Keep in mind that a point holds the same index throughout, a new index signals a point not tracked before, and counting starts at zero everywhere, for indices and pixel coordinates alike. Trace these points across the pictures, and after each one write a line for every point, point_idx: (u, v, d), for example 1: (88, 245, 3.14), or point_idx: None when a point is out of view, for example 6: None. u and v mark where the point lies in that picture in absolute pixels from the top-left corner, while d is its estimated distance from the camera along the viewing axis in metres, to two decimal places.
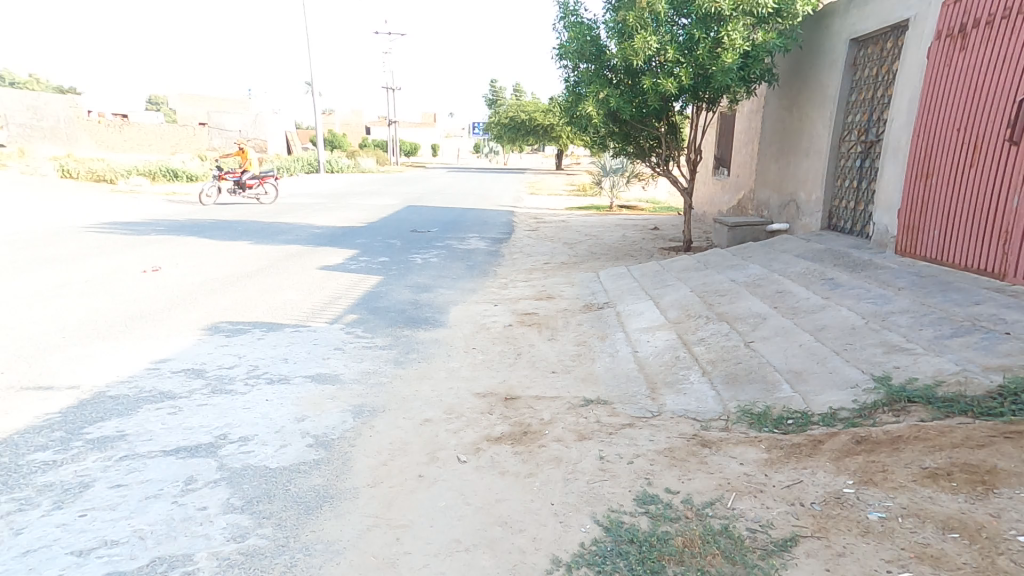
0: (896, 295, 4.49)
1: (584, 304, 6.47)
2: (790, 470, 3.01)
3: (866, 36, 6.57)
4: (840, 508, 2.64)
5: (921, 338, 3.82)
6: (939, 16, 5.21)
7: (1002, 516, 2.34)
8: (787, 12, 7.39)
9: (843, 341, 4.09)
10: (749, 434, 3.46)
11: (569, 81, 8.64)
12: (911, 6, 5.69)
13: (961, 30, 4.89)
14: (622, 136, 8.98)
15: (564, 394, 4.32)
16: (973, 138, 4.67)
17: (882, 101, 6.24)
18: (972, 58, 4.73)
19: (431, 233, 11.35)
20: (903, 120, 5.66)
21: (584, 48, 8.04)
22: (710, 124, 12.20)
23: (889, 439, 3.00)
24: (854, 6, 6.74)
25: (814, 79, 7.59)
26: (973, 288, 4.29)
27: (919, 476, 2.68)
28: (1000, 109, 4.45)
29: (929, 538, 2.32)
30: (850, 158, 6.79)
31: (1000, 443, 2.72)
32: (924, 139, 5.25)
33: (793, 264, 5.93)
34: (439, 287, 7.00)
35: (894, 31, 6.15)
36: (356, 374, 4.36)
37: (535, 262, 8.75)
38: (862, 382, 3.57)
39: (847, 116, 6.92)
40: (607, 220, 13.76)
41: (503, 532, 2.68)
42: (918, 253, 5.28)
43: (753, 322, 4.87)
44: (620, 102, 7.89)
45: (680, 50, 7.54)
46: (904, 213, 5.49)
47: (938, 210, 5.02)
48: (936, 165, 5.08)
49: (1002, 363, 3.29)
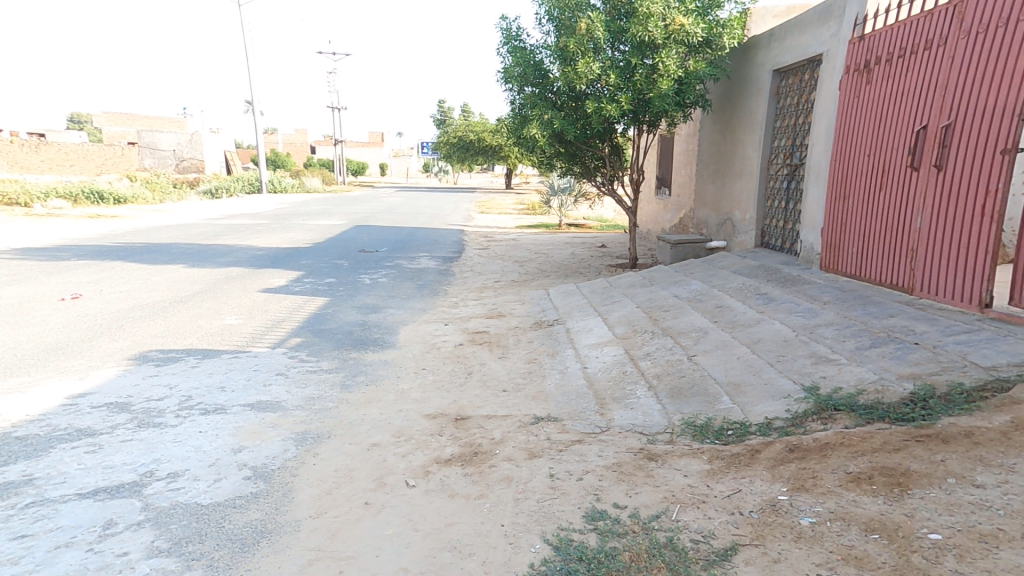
0: (822, 308, 4.78)
1: (534, 321, 6.54)
2: (730, 480, 3.15)
3: (787, 67, 7.07)
4: (776, 515, 2.77)
5: (844, 348, 4.07)
6: (847, 52, 5.68)
7: (915, 515, 2.52)
8: (715, 42, 7.83)
9: (776, 353, 4.31)
10: (692, 446, 3.60)
11: (514, 103, 8.80)
12: (825, 41, 6.19)
13: (866, 65, 5.35)
14: (569, 156, 9.18)
15: (515, 412, 4.32)
16: (882, 164, 5.07)
17: (803, 128, 6.71)
18: (877, 92, 5.17)
19: (380, 252, 11.21)
20: (822, 146, 6.10)
21: (527, 72, 8.25)
22: (651, 145, 12.74)
23: (818, 446, 3.20)
24: (775, 40, 7.25)
25: (744, 105, 8.08)
26: (886, 302, 4.62)
27: (845, 480, 2.86)
28: (901, 138, 4.88)
29: (853, 540, 2.47)
30: (778, 180, 7.23)
31: (913, 446, 2.94)
32: (841, 163, 5.66)
33: (731, 280, 6.22)
34: (389, 307, 6.92)
35: (811, 64, 6.65)
36: (300, 401, 4.20)
37: (485, 280, 8.79)
38: (794, 392, 3.77)
39: (774, 141, 7.39)
40: (557, 237, 14.13)
41: (452, 557, 2.64)
42: (840, 269, 5.64)
43: (695, 336, 5.05)
44: (563, 124, 8.11)
45: (620, 76, 7.82)
46: (826, 231, 5.87)
47: (856, 230, 5.40)
48: (853, 187, 5.48)
49: (914, 372, 3.53)
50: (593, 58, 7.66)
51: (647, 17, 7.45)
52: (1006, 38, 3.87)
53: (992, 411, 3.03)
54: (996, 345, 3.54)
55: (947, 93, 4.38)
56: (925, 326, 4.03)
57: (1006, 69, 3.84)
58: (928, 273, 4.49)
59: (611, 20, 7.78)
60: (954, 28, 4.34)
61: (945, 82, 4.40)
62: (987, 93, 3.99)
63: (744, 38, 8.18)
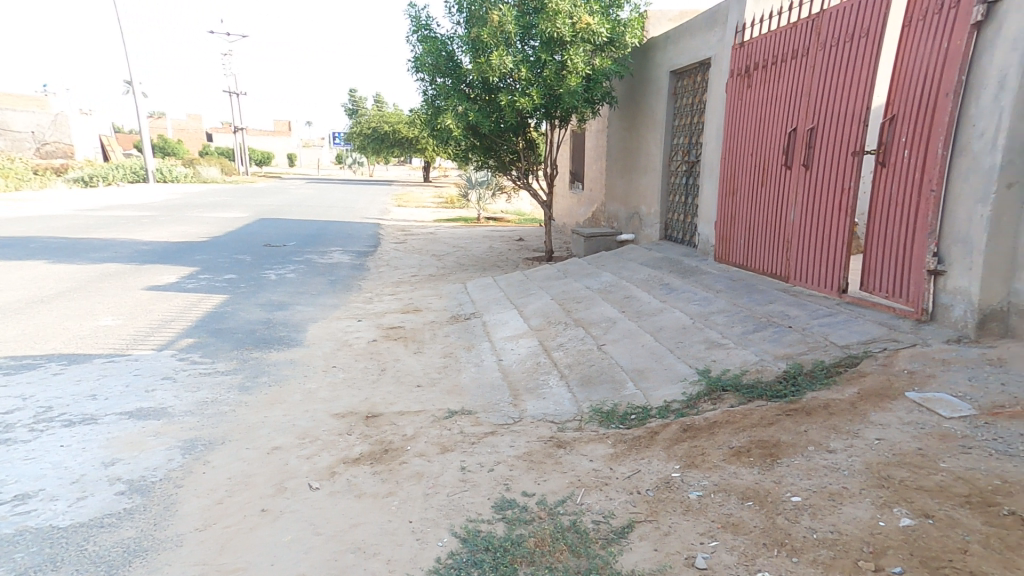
0: (715, 297, 5.13)
1: (451, 315, 6.51)
2: (630, 462, 3.31)
3: (683, 69, 7.47)
4: (669, 491, 2.94)
5: (733, 333, 4.39)
6: (731, 58, 6.08)
7: (782, 481, 2.78)
8: (618, 41, 8.10)
9: (676, 339, 4.57)
10: (599, 432, 3.74)
11: (426, 93, 8.69)
12: (713, 46, 6.62)
13: (748, 71, 5.76)
14: (484, 150, 9.20)
15: (429, 407, 4.28)
16: (762, 163, 5.48)
17: (697, 128, 7.15)
18: (757, 95, 5.58)
19: (287, 247, 10.68)
20: (713, 144, 6.50)
21: (439, 62, 8.18)
22: (564, 140, 13.05)
23: (707, 424, 3.45)
24: (671, 42, 7.66)
25: (646, 104, 8.46)
26: (768, 289, 5.03)
27: (728, 455, 3.10)
28: (776, 139, 5.29)
29: (732, 508, 2.68)
30: (678, 176, 7.67)
31: (784, 420, 3.26)
32: (730, 162, 6.07)
33: (638, 271, 6.53)
34: (296, 304, 6.61)
35: (702, 66, 7.09)
36: (190, 406, 3.91)
37: (402, 274, 8.63)
38: (689, 375, 4.03)
39: (673, 139, 7.81)
40: (476, 231, 14.18)
41: (355, 559, 2.56)
42: (730, 261, 6.05)
43: (605, 326, 5.25)
44: (477, 116, 8.13)
45: (531, 70, 7.93)
46: (719, 225, 6.26)
47: (743, 224, 5.81)
48: (739, 184, 5.88)
49: (788, 352, 3.89)
50: (505, 51, 7.71)
51: (555, 13, 7.60)
52: (856, 50, 4.30)
53: (845, 383, 3.42)
54: (851, 326, 3.95)
55: (811, 99, 4.80)
56: (798, 310, 4.42)
57: (857, 78, 4.27)
58: (799, 262, 4.95)
59: (521, 14, 7.86)
60: (815, 39, 4.76)
61: (810, 88, 4.83)
62: (842, 99, 4.43)
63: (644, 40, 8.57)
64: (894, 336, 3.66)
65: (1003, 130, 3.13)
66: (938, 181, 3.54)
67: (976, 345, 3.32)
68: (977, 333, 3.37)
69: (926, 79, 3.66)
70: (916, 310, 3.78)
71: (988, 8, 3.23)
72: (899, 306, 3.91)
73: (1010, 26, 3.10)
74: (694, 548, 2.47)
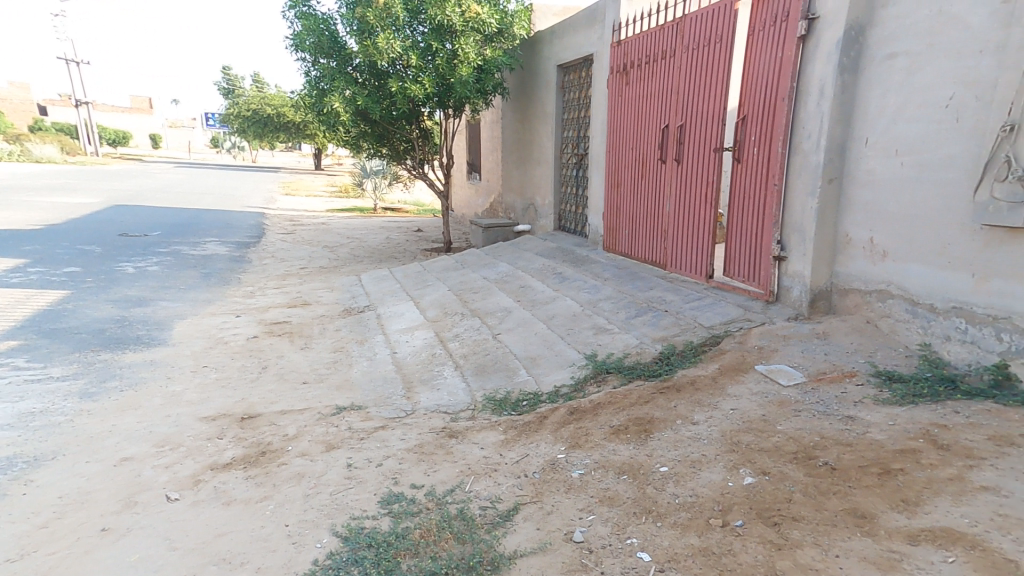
0: (603, 285, 5.38)
1: (343, 308, 6.24)
2: (520, 446, 3.35)
3: (568, 64, 7.76)
4: (554, 471, 3.02)
5: (617, 318, 4.63)
6: (609, 56, 6.37)
7: (653, 455, 2.99)
8: (507, 32, 8.25)
9: (566, 326, 4.72)
10: (491, 420, 3.76)
11: (309, 74, 8.41)
12: (594, 42, 6.96)
13: (624, 69, 6.06)
14: (376, 138, 9.00)
15: (315, 404, 4.04)
16: (640, 157, 5.80)
17: (585, 122, 7.46)
18: (633, 93, 5.90)
19: (150, 237, 9.67)
20: (597, 138, 6.79)
21: (321, 42, 7.97)
22: (459, 129, 13.00)
23: (592, 406, 3.60)
24: (557, 37, 7.92)
25: (537, 97, 8.70)
26: (648, 276, 5.37)
27: (608, 433, 3.26)
28: (650, 135, 5.63)
29: (609, 483, 2.82)
30: (569, 168, 7.97)
31: (657, 398, 3.50)
32: (613, 156, 6.37)
33: (533, 261, 6.69)
34: (159, 299, 5.99)
35: (586, 62, 7.41)
36: (9, 420, 3.40)
37: (288, 266, 8.15)
38: (577, 360, 4.19)
39: (563, 131, 8.08)
40: (371, 222, 13.77)
41: (218, 571, 2.32)
42: (616, 250, 6.37)
43: (500, 315, 5.30)
44: (367, 101, 7.98)
45: (421, 57, 7.91)
46: (606, 216, 6.56)
47: (626, 215, 6.13)
48: (622, 177, 6.19)
49: (664, 334, 4.17)
50: (392, 35, 7.63)
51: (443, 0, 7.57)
52: (712, 54, 4.69)
53: (709, 360, 3.76)
54: (714, 308, 4.32)
55: (679, 98, 5.17)
56: (673, 295, 4.77)
57: (714, 81, 4.66)
58: (673, 251, 5.35)
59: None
60: (679, 42, 5.13)
61: (677, 88, 5.20)
62: (703, 100, 4.82)
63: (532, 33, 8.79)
64: (748, 315, 4.07)
65: (824, 131, 3.59)
66: (778, 176, 3.99)
67: (808, 320, 3.80)
68: (810, 311, 3.83)
69: (767, 84, 4.09)
70: (765, 292, 4.25)
71: (810, 23, 3.68)
72: (753, 289, 4.38)
73: (825, 39, 3.57)
74: (573, 523, 2.55)
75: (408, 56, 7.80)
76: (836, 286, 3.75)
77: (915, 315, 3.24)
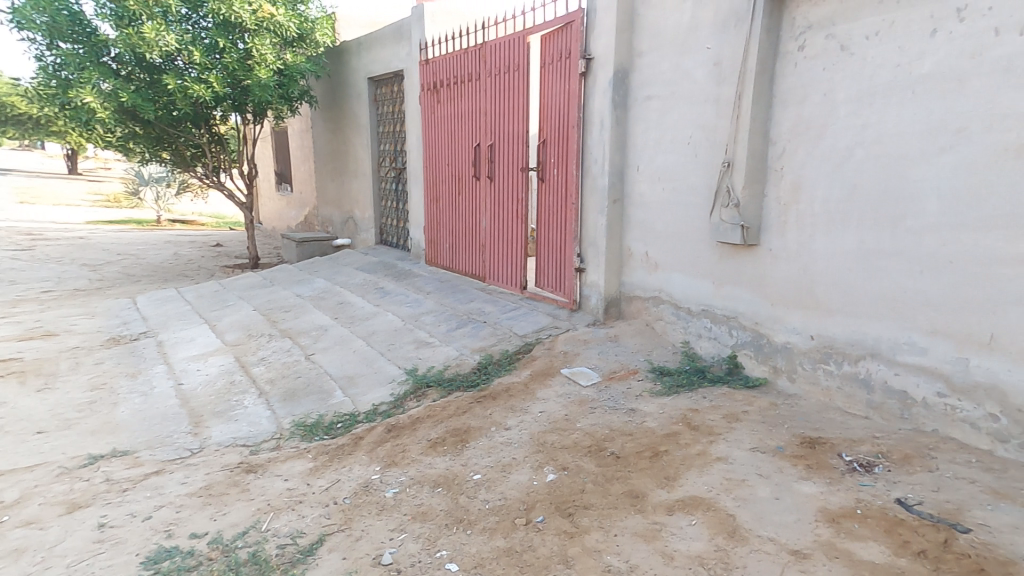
0: (426, 299, 5.37)
1: (108, 338, 5.22)
2: (330, 473, 3.10)
3: (380, 78, 7.70)
4: (366, 494, 2.84)
5: (439, 332, 4.64)
6: (419, 73, 6.50)
7: (467, 464, 3.01)
8: (309, 38, 8.00)
9: (387, 342, 4.58)
10: (299, 448, 3.42)
11: (43, 59, 7.20)
12: (402, 58, 6.99)
13: (435, 87, 6.22)
14: (152, 140, 8.11)
15: (57, 458, 3.27)
16: (456, 173, 6.00)
17: (400, 137, 7.48)
18: (445, 111, 6.09)
19: None
20: (415, 153, 6.85)
21: (58, 24, 6.93)
22: (264, 134, 11.92)
23: (410, 421, 3.51)
24: (364, 49, 7.83)
25: (350, 108, 8.42)
26: (469, 289, 5.52)
27: (426, 448, 3.20)
28: (464, 152, 5.85)
29: (423, 499, 2.75)
30: (388, 182, 7.89)
31: (475, 407, 3.57)
32: (431, 171, 6.47)
33: (353, 276, 6.42)
34: None
35: (397, 78, 7.45)
36: None
37: (21, 293, 6.84)
38: (397, 376, 4.07)
39: (380, 145, 7.99)
40: (153, 236, 11.89)
41: None
42: (440, 263, 6.45)
43: (315, 335, 4.93)
44: (133, 97, 7.14)
45: (206, 55, 7.34)
46: (428, 230, 6.61)
47: (447, 229, 6.26)
48: (441, 192, 6.32)
49: (482, 345, 4.30)
50: (164, 26, 6.96)
51: None
52: (512, 81, 5.07)
53: (522, 367, 3.98)
54: (527, 317, 4.61)
55: (487, 119, 5.47)
56: (492, 307, 4.97)
57: (516, 106, 5.04)
58: (491, 265, 5.60)
59: None
60: (482, 66, 5.44)
61: (484, 109, 5.49)
62: (508, 122, 5.17)
63: (336, 43, 8.61)
64: (555, 322, 4.45)
65: (607, 158, 4.14)
66: (575, 195, 4.46)
67: (602, 324, 4.32)
68: (604, 317, 4.35)
69: (559, 113, 4.57)
70: (569, 301, 4.69)
71: (588, 63, 4.23)
72: (559, 298, 4.80)
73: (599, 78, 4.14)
74: (382, 546, 2.42)
75: (188, 52, 7.15)
76: (623, 294, 4.34)
77: (678, 317, 3.92)
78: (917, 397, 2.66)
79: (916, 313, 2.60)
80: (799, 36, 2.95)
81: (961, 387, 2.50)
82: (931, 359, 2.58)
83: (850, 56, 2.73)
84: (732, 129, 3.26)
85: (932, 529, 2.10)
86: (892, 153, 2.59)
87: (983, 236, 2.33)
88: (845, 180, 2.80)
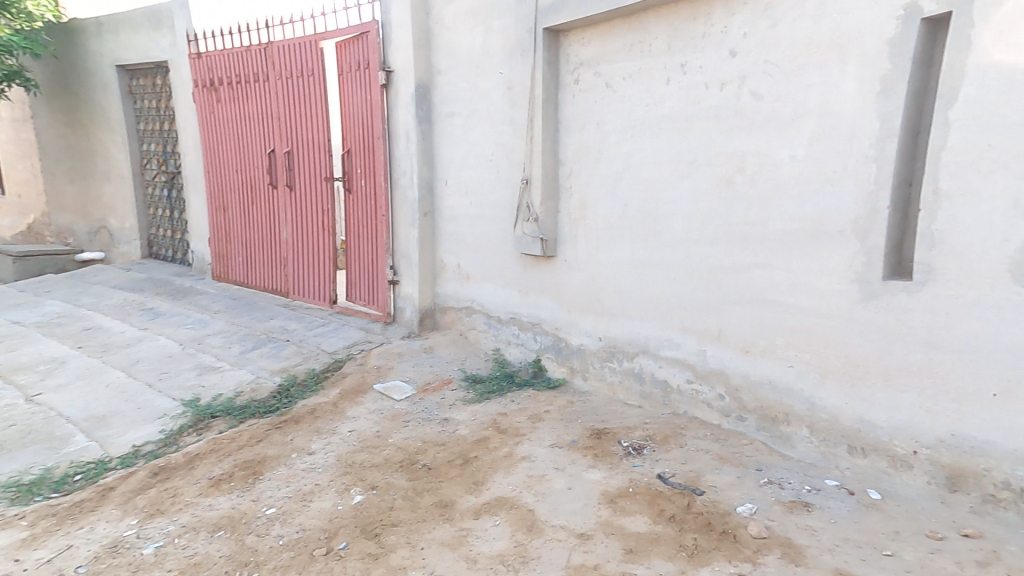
0: (212, 318, 4.72)
1: None
2: (59, 539, 2.44)
3: (134, 67, 6.68)
4: (113, 557, 2.31)
5: (230, 354, 4.09)
6: (191, 67, 5.79)
7: (259, 498, 2.66)
8: (16, 8, 6.47)
9: (156, 371, 3.86)
10: (10, 514, 2.63)
11: None
12: (165, 49, 6.16)
13: (214, 84, 5.61)
14: None
15: None
16: (247, 179, 5.49)
17: (169, 135, 6.56)
18: (229, 111, 5.54)
19: None
20: (193, 156, 6.09)
21: None
22: None
23: (186, 460, 2.98)
24: (108, 33, 6.73)
25: (94, 100, 7.14)
26: (267, 306, 5.04)
27: (205, 487, 2.74)
28: (255, 157, 5.39)
29: (198, 547, 2.33)
30: (156, 187, 6.84)
31: (273, 434, 3.20)
32: (215, 176, 5.81)
33: (108, 297, 5.36)
34: None
35: (158, 69, 6.54)
36: None
37: None
38: (171, 409, 3.43)
39: (142, 144, 6.91)
40: None
41: None
42: (231, 279, 5.82)
43: (46, 370, 3.91)
44: None
45: None
46: (215, 242, 5.92)
47: (239, 240, 5.69)
48: (230, 200, 5.72)
49: (283, 366, 3.90)
50: None
51: None
52: (307, 84, 4.82)
53: (330, 386, 3.72)
54: (338, 332, 4.37)
55: (281, 122, 5.11)
56: (297, 323, 4.60)
57: (314, 111, 4.80)
58: (298, 280, 5.20)
59: None
60: (269, 68, 5.09)
61: (278, 111, 5.12)
62: (305, 127, 4.89)
63: (64, 20, 7.18)
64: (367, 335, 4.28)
65: (415, 171, 4.21)
66: (386, 206, 4.43)
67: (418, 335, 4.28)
68: (420, 328, 4.34)
69: (363, 123, 4.51)
70: (382, 315, 4.60)
71: (388, 75, 4.26)
72: (373, 312, 4.67)
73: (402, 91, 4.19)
74: None
75: None
76: (439, 301, 4.38)
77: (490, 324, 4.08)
78: (674, 385, 3.21)
79: (673, 314, 3.15)
80: (573, 72, 3.39)
81: (703, 374, 3.10)
82: (683, 351, 3.14)
83: (614, 94, 3.21)
84: (530, 150, 3.57)
85: (679, 497, 2.62)
86: (649, 179, 3.13)
87: (709, 250, 2.95)
88: (617, 201, 3.28)
